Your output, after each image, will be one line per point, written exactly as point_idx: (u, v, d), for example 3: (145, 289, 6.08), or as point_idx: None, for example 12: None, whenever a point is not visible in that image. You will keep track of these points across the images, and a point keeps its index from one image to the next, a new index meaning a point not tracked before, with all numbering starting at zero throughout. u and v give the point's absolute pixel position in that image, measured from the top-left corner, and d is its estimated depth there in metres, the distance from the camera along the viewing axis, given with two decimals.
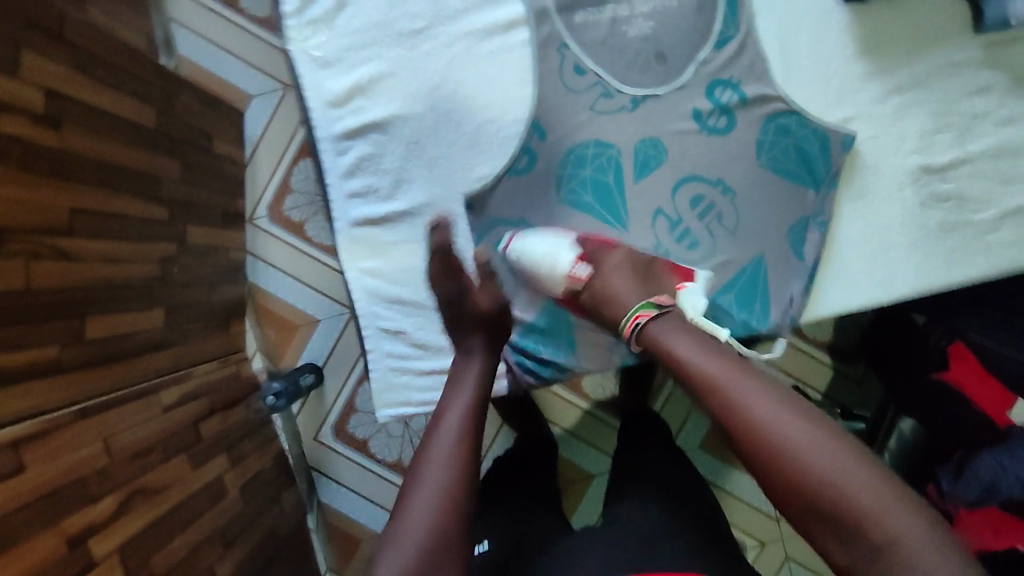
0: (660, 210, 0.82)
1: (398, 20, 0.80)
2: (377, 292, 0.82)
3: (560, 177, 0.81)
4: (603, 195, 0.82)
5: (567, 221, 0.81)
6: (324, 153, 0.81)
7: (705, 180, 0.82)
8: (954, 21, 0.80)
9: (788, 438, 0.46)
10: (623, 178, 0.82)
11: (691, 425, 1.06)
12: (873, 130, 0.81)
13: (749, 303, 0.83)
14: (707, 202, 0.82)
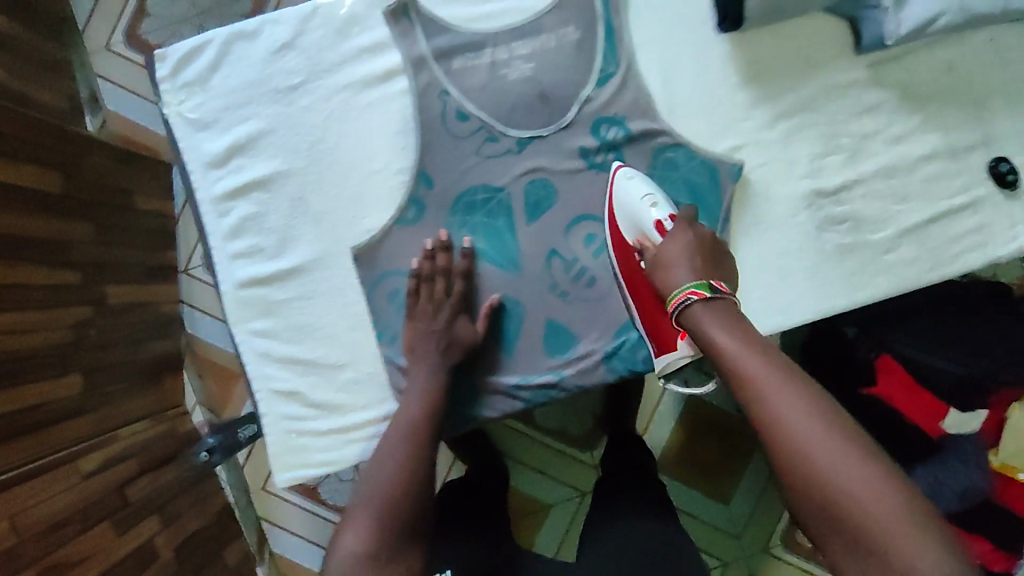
0: (554, 251, 0.81)
1: (274, 77, 0.79)
2: (269, 353, 0.80)
3: (450, 224, 0.80)
4: (495, 240, 0.81)
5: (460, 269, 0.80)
6: (206, 216, 0.80)
7: (597, 219, 0.81)
8: (836, 42, 0.79)
9: (808, 453, 0.47)
10: (515, 221, 0.81)
11: (663, 427, 1.06)
12: (764, 157, 0.80)
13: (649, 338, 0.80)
14: (601, 240, 0.81)
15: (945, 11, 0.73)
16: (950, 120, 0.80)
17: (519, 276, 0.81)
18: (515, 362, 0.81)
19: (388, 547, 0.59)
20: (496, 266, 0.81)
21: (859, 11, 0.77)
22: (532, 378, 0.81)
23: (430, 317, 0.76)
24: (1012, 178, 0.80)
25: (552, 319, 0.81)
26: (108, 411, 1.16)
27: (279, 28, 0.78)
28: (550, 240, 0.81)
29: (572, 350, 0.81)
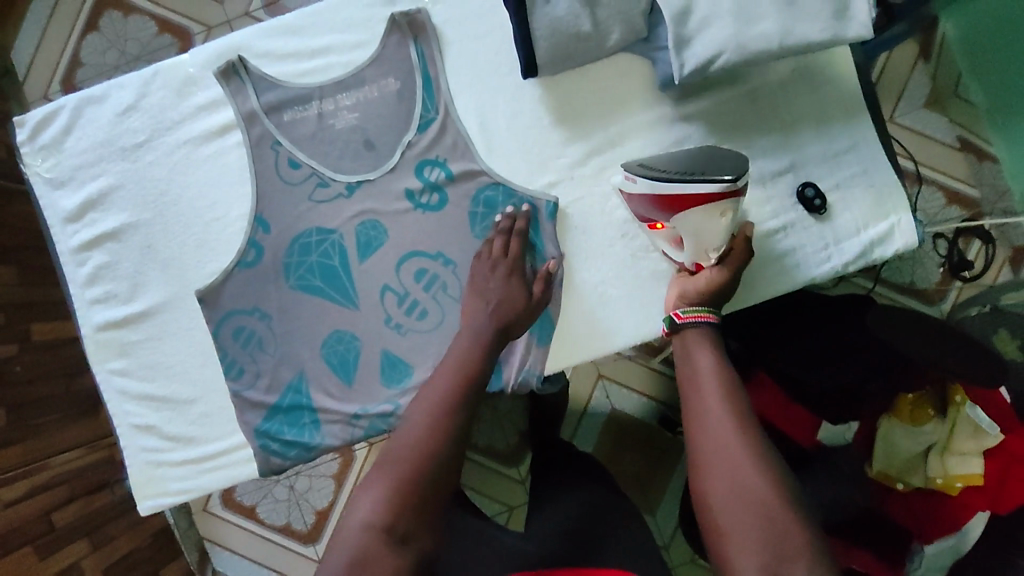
0: (387, 287, 0.86)
1: (121, 136, 0.86)
2: (127, 391, 0.86)
3: (287, 265, 0.86)
4: (331, 278, 0.86)
5: (300, 307, 0.86)
6: (67, 265, 0.87)
7: (426, 254, 0.86)
8: (642, 79, 0.84)
9: (731, 456, 0.57)
10: (349, 260, 0.86)
11: (586, 428, 1.22)
12: (578, 192, 0.85)
13: None
14: (430, 274, 0.86)
15: (724, 50, 0.77)
16: (757, 149, 0.85)
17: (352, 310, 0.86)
18: (355, 391, 0.86)
19: (404, 519, 0.56)
20: (332, 303, 0.86)
21: (653, 53, 0.81)
22: (370, 407, 0.85)
23: (488, 271, 0.81)
24: (819, 203, 0.84)
25: (388, 350, 0.85)
26: (43, 440, 1.27)
27: (123, 92, 0.86)
28: (383, 276, 0.86)
29: (406, 378, 0.85)
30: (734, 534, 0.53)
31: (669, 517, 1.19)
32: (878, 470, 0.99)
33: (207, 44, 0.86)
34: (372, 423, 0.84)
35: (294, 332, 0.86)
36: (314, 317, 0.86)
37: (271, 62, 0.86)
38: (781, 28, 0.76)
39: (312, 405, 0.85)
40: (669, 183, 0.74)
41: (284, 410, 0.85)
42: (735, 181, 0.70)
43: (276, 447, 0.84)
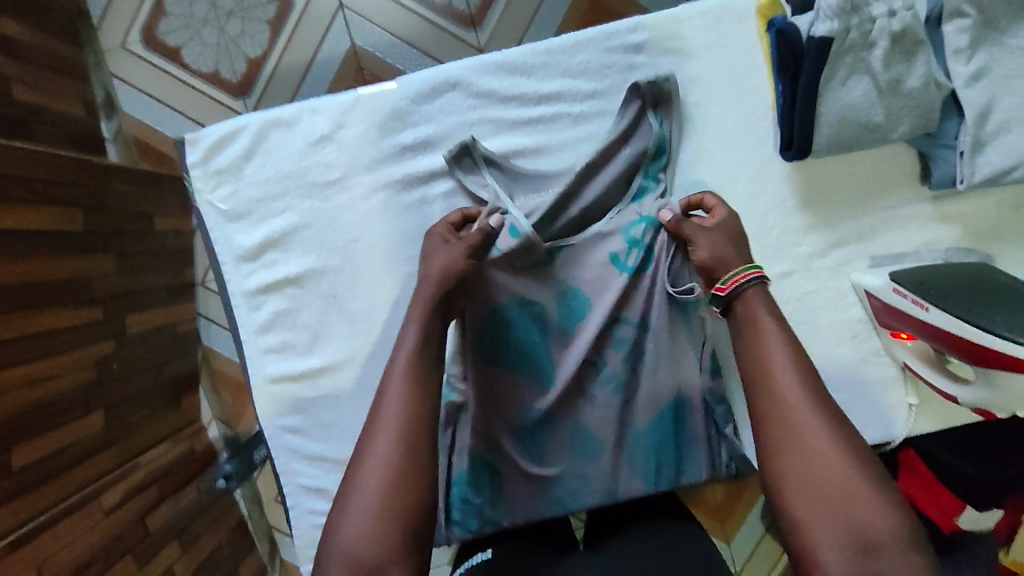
0: (584, 360, 0.87)
1: (312, 170, 0.83)
2: (300, 450, 0.82)
3: (486, 330, 0.85)
4: (523, 343, 0.86)
5: (497, 378, 0.86)
6: (238, 307, 0.83)
7: (625, 322, 0.87)
8: (903, 171, 0.81)
9: (802, 426, 0.61)
10: (548, 332, 0.87)
11: None
12: (815, 284, 0.82)
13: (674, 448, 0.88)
14: (628, 348, 0.87)
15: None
16: (1011, 261, 0.80)
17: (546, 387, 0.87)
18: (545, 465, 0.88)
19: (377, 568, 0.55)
20: (527, 372, 0.87)
21: (934, 149, 0.77)
22: (557, 481, 0.87)
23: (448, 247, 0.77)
24: None
25: (581, 426, 0.88)
26: (135, 438, 1.19)
27: (318, 120, 0.83)
28: (583, 350, 0.86)
29: (596, 452, 0.88)
30: (806, 504, 0.59)
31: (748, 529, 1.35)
32: (1011, 558, 1.09)
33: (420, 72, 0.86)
34: (565, 500, 0.87)
35: (487, 400, 0.86)
36: (506, 387, 0.86)
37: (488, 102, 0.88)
38: None
39: (497, 471, 0.87)
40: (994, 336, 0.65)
41: (472, 483, 0.86)
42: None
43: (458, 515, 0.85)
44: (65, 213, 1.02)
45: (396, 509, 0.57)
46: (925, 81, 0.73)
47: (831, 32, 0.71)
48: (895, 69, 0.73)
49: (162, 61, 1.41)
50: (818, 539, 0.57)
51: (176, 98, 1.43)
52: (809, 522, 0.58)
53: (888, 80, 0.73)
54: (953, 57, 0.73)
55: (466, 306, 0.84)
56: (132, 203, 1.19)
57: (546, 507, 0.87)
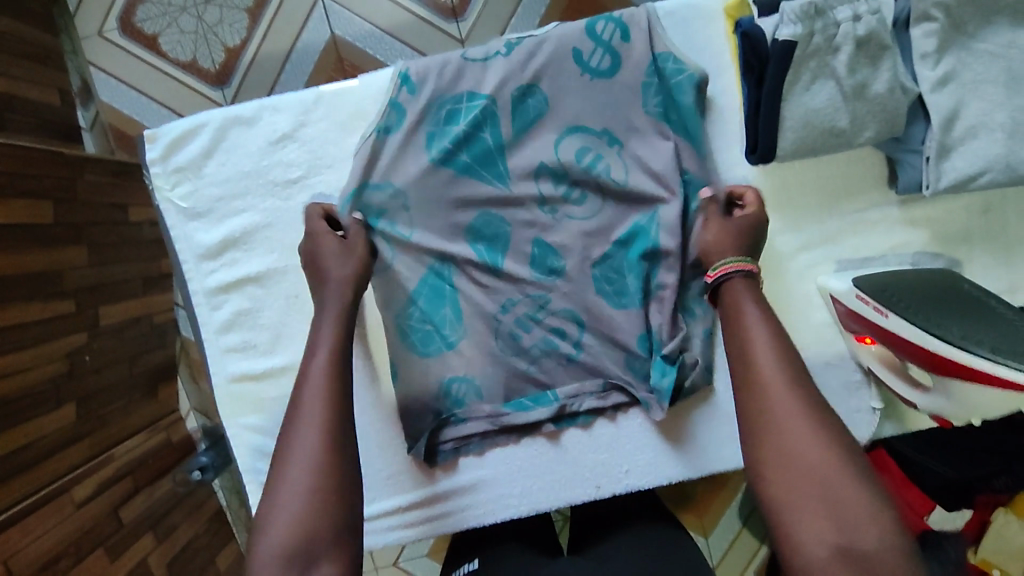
0: (543, 164, 0.85)
1: (272, 170, 0.82)
2: (262, 448, 0.80)
3: (432, 135, 0.85)
4: (482, 154, 0.85)
5: (442, 179, 0.85)
6: (198, 307, 0.82)
7: (590, 132, 0.85)
8: (873, 173, 0.79)
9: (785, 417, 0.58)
10: (501, 131, 0.85)
11: None
12: (781, 286, 0.79)
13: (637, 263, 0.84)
14: (593, 153, 0.85)
15: (990, 168, 0.70)
16: (979, 268, 0.78)
17: (507, 189, 0.85)
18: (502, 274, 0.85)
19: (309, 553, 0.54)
20: (486, 177, 0.85)
21: (900, 153, 0.76)
22: (519, 302, 0.86)
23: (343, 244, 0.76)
24: None
25: (541, 237, 0.86)
26: (109, 430, 1.19)
27: (278, 118, 0.83)
28: (537, 149, 0.85)
29: (559, 268, 0.85)
30: (786, 484, 0.56)
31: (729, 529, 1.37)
32: (980, 556, 1.08)
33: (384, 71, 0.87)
34: (538, 342, 0.85)
35: (431, 219, 0.85)
36: (466, 197, 0.85)
37: (467, 86, 0.85)
38: None
39: (453, 300, 0.86)
40: (956, 349, 0.65)
41: (426, 300, 0.85)
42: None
43: (420, 344, 0.85)
44: (32, 205, 1.00)
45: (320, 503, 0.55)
46: (892, 86, 0.71)
47: (794, 36, 0.71)
48: (860, 73, 0.72)
49: (139, 49, 1.39)
50: (802, 526, 0.54)
51: (152, 87, 1.41)
52: (792, 510, 0.55)
53: (853, 85, 0.72)
54: (920, 61, 0.72)
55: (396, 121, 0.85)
56: (106, 193, 1.18)
57: (514, 345, 0.85)
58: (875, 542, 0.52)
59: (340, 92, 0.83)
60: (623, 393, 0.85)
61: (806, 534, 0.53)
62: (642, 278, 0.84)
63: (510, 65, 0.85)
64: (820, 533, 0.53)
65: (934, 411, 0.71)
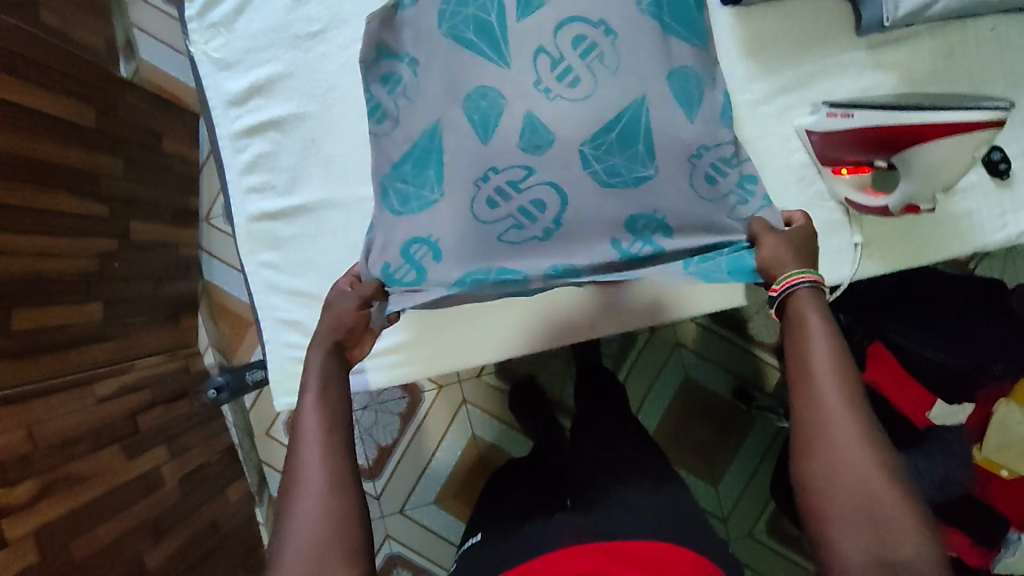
0: (540, 49, 0.71)
1: (295, 24, 0.84)
2: (274, 285, 0.84)
3: (440, 12, 0.73)
4: (483, 32, 0.72)
5: (445, 62, 0.73)
6: (224, 151, 0.85)
7: (588, 20, 0.71)
8: (837, 23, 0.82)
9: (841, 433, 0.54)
10: (505, 15, 0.72)
11: (649, 407, 1.40)
12: (758, 130, 0.83)
13: (630, 149, 0.70)
14: (590, 42, 0.70)
15: None
16: None
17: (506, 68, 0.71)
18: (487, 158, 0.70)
19: None
20: (485, 53, 0.72)
21: None
22: (501, 170, 0.70)
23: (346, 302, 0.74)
24: (1004, 168, 0.82)
25: (532, 110, 0.70)
26: (129, 341, 1.25)
27: None
28: (538, 36, 0.71)
29: (546, 144, 0.69)
30: (835, 498, 0.53)
31: (737, 479, 1.38)
32: (984, 455, 1.09)
33: None
34: (513, 212, 0.71)
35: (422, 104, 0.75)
36: (458, 76, 0.72)
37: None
38: None
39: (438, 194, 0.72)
40: (917, 113, 0.69)
41: (411, 162, 0.74)
42: (1004, 114, 0.67)
43: (396, 201, 0.75)
44: (75, 107, 1.10)
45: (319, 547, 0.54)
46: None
47: None
48: None
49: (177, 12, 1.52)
50: (841, 540, 0.52)
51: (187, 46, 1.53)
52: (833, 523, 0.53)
53: None
54: None
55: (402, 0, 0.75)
56: (143, 119, 1.28)
57: (489, 214, 0.71)
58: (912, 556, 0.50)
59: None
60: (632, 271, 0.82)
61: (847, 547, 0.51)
62: (637, 160, 0.70)
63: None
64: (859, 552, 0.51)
65: (903, 201, 0.73)
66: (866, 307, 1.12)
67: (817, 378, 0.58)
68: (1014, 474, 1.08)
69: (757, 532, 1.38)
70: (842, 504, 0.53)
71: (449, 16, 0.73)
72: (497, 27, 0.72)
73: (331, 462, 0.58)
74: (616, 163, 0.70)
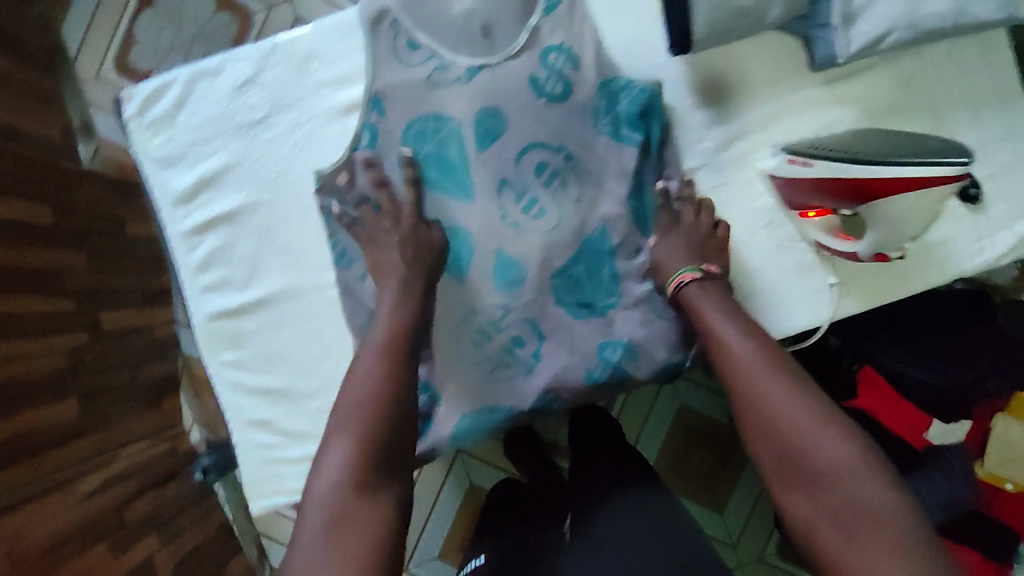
0: (505, 180, 0.80)
1: (237, 112, 0.81)
2: (242, 384, 0.82)
3: (402, 152, 0.80)
4: (446, 170, 0.81)
5: (414, 199, 0.80)
6: (177, 250, 0.83)
7: (546, 147, 0.80)
8: (791, 62, 0.80)
9: (761, 394, 0.62)
10: (466, 150, 0.80)
11: (645, 440, 1.30)
12: (719, 178, 0.82)
13: (594, 279, 0.82)
14: (551, 169, 0.80)
15: (894, 28, 0.72)
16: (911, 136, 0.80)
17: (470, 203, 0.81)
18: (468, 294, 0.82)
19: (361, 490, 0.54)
20: (451, 191, 0.81)
21: (813, 30, 0.77)
22: (481, 311, 0.82)
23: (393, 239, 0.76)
24: (976, 192, 0.80)
25: (502, 249, 0.81)
26: (113, 431, 1.21)
27: (240, 65, 0.81)
28: (503, 166, 0.80)
29: (521, 279, 0.81)
30: (770, 458, 0.60)
31: (741, 505, 1.29)
32: (988, 471, 1.08)
33: (343, 42, 0.81)
34: (499, 350, 0.82)
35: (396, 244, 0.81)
36: (431, 211, 0.81)
37: (434, 106, 0.80)
38: (957, 5, 0.72)
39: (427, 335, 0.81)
40: (877, 165, 0.65)
41: None
42: (961, 167, 0.61)
43: None
44: (29, 207, 1.07)
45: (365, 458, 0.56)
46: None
47: None
48: None
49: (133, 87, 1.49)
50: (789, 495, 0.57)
51: None
52: (780, 482, 0.58)
53: None
54: None
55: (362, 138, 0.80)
56: (103, 205, 1.25)
57: (478, 350, 0.82)
58: (862, 497, 0.53)
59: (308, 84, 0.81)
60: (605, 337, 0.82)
61: (794, 501, 0.57)
62: (600, 288, 0.83)
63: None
64: (802, 501, 0.56)
65: (871, 249, 0.70)
66: (854, 327, 1.09)
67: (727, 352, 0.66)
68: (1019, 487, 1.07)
69: (766, 558, 1.28)
70: (770, 447, 0.60)
71: (415, 153, 0.80)
72: (462, 161, 0.81)
73: (392, 370, 0.62)
74: (583, 291, 0.83)
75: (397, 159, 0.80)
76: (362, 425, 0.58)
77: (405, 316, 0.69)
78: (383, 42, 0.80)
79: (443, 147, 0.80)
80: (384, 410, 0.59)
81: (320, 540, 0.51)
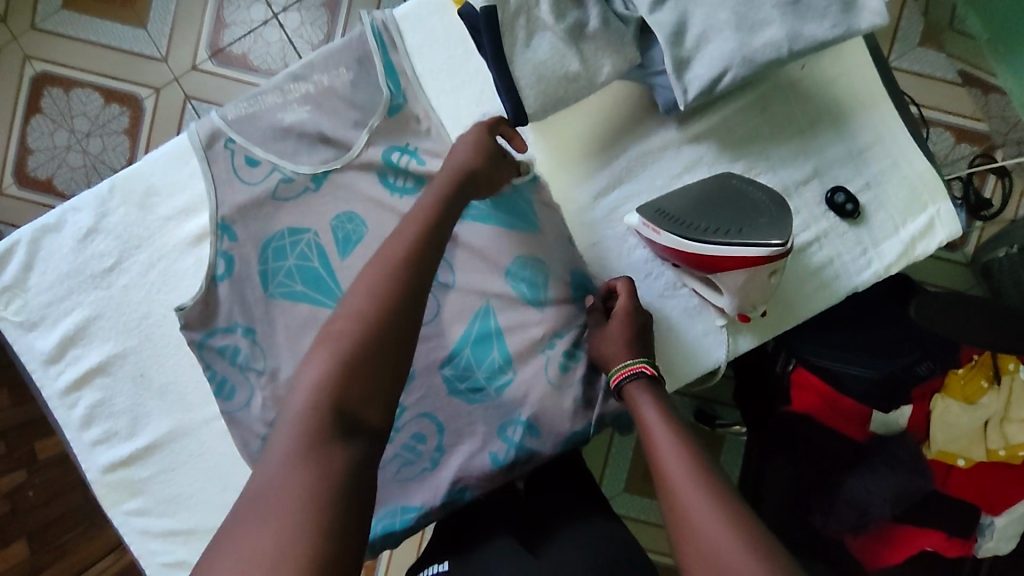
0: None
1: (88, 264, 0.80)
2: (149, 529, 0.80)
3: (263, 273, 0.77)
4: (313, 281, 0.77)
5: (282, 317, 0.77)
6: (58, 409, 0.81)
7: None
8: (640, 106, 0.80)
9: (689, 498, 0.50)
10: (329, 259, 0.77)
11: (612, 472, 1.14)
12: (591, 237, 0.81)
13: (488, 360, 0.78)
14: None
15: (730, 66, 0.68)
16: (775, 159, 0.78)
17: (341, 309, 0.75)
18: None
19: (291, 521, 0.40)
20: (321, 301, 0.76)
21: (650, 78, 0.74)
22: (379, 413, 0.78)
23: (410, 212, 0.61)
24: (853, 207, 0.76)
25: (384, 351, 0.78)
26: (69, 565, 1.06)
27: (80, 216, 0.80)
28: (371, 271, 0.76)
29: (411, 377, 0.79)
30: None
31: None
32: (937, 449, 0.93)
33: (183, 172, 0.80)
34: (400, 451, 0.78)
35: (274, 362, 0.76)
36: (304, 325, 0.76)
37: (286, 222, 0.78)
38: (789, 31, 0.66)
39: None
40: (715, 242, 0.66)
41: None
42: (783, 246, 0.63)
43: None
44: None
45: (315, 487, 0.42)
46: (605, 19, 0.70)
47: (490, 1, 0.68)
48: (573, 14, 0.69)
49: None
50: None
51: None
52: None
53: (569, 28, 0.69)
54: None
55: (217, 264, 0.77)
56: None
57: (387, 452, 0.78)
58: None
59: (157, 222, 0.80)
60: (509, 418, 0.77)
61: None
62: (492, 369, 0.77)
63: (276, 106, 0.78)
64: None
65: (734, 307, 0.72)
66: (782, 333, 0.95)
67: (660, 445, 0.57)
68: (972, 461, 0.93)
69: None
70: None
71: (279, 269, 0.77)
72: (327, 271, 0.77)
73: (390, 297, 0.53)
74: (479, 374, 0.78)
75: (260, 280, 0.77)
76: (351, 355, 0.50)
77: (390, 299, 0.53)
78: (221, 164, 0.78)
79: (307, 260, 0.77)
80: (381, 337, 0.51)
81: (294, 463, 0.44)
